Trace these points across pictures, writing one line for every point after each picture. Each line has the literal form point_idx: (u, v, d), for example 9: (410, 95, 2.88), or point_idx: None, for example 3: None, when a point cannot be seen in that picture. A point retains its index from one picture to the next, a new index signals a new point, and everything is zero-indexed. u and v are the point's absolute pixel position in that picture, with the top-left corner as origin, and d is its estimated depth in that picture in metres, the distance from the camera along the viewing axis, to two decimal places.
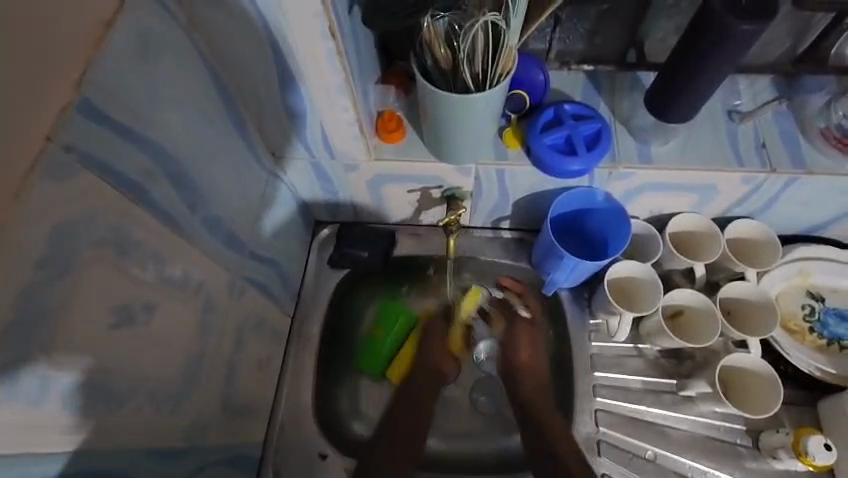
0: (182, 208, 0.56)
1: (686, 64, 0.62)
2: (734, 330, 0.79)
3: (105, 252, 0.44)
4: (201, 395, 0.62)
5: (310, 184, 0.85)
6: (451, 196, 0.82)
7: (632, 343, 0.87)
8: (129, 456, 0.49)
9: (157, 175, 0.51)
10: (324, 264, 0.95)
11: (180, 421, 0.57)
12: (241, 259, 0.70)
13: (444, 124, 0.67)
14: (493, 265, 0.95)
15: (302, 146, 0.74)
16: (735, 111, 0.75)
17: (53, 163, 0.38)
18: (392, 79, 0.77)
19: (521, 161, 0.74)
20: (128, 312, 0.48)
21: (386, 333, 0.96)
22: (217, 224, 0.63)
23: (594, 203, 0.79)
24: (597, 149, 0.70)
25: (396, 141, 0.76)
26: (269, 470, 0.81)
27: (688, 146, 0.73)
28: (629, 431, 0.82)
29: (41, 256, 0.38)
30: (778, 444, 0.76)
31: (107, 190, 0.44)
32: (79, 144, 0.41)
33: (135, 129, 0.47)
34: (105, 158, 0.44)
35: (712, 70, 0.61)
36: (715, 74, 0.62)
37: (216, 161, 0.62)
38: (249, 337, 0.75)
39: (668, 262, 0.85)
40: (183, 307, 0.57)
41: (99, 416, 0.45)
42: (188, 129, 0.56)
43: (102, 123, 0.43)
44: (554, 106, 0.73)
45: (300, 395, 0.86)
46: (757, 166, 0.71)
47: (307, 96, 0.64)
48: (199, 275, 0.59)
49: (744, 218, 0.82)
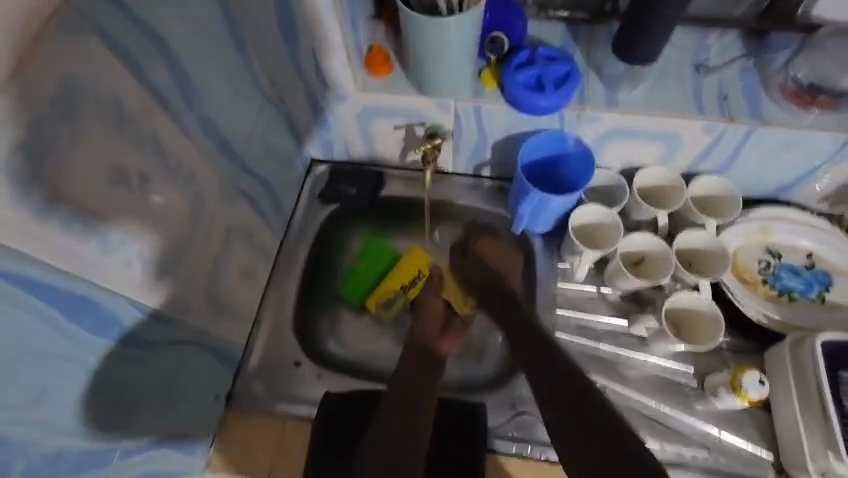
0: (181, 102, 0.63)
1: (640, 5, 0.67)
2: (686, 272, 0.83)
3: (108, 116, 0.52)
4: (186, 277, 0.69)
5: (305, 116, 0.92)
6: (434, 133, 0.88)
7: (595, 286, 0.93)
8: (117, 301, 0.56)
9: (159, 64, 0.58)
10: (315, 197, 1.03)
11: (165, 294, 0.65)
12: (232, 168, 0.77)
13: (422, 53, 0.74)
14: (471, 210, 1.01)
15: (296, 73, 0.81)
16: (703, 65, 0.79)
17: (66, 22, 0.45)
18: (385, 19, 0.84)
19: (496, 99, 0.79)
20: (124, 174, 0.55)
21: (368, 267, 1.01)
22: (211, 127, 0.70)
23: (565, 147, 0.84)
24: (565, 88, 0.75)
25: (383, 75, 0.83)
26: (247, 371, 0.89)
27: (654, 94, 0.78)
28: (582, 364, 0.88)
29: (54, 99, 0.45)
30: (718, 382, 0.81)
31: (114, 62, 0.52)
32: (93, 14, 0.48)
33: (142, 18, 0.55)
34: (114, 34, 0.51)
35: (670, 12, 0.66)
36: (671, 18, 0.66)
37: (215, 70, 0.69)
38: (237, 244, 0.83)
39: (634, 212, 0.89)
40: (175, 191, 0.64)
41: (97, 257, 0.53)
42: (191, 32, 0.63)
43: (113, 2, 0.50)
44: (530, 48, 0.78)
45: (282, 308, 0.94)
46: (716, 114, 0.76)
47: (300, 17, 0.70)
48: (192, 168, 0.67)
49: (709, 173, 0.87)
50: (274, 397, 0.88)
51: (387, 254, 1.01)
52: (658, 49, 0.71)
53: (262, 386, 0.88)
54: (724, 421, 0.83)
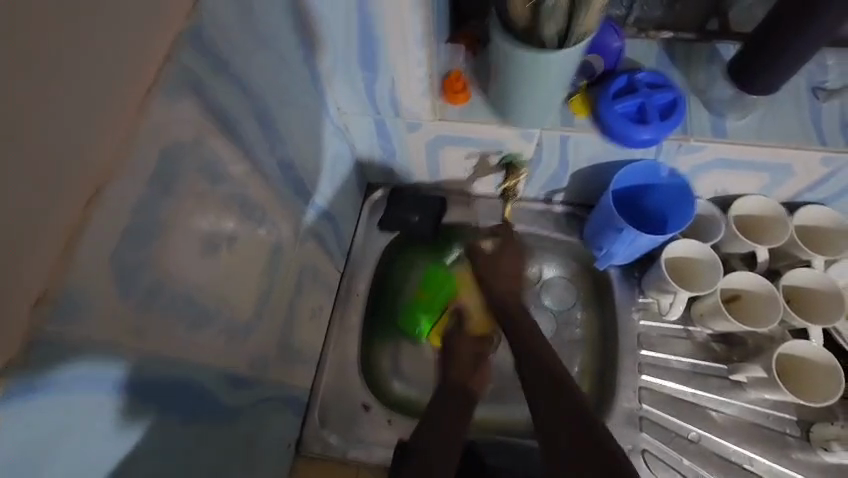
0: (263, 148, 0.58)
1: (774, 34, 0.61)
2: (794, 317, 0.77)
3: (202, 180, 0.46)
4: (263, 332, 0.64)
5: (369, 142, 0.86)
6: (509, 162, 0.82)
7: (682, 324, 0.86)
8: (209, 373, 0.51)
9: (247, 113, 0.52)
10: (374, 224, 0.97)
11: (248, 353, 0.60)
12: (302, 209, 0.72)
13: (514, 84, 0.67)
14: (542, 238, 0.94)
15: (368, 102, 0.75)
16: (820, 88, 0.71)
17: (169, 85, 0.40)
18: (461, 40, 0.77)
19: (587, 128, 0.73)
20: (215, 241, 0.50)
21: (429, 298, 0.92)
22: (288, 170, 0.65)
23: (658, 178, 0.78)
24: (670, 119, 0.69)
25: (461, 102, 0.76)
26: (314, 416, 0.83)
27: (768, 122, 0.70)
28: (672, 410, 0.81)
29: (154, 172, 0.40)
30: (832, 436, 0.75)
31: (207, 119, 0.46)
32: (191, 70, 0.42)
33: (231, 65, 0.49)
34: (208, 87, 0.45)
35: (802, 49, 0.61)
36: (801, 55, 0.61)
37: (292, 108, 0.63)
38: (307, 286, 0.77)
39: (727, 244, 0.82)
40: (255, 245, 0.59)
41: (190, 335, 0.48)
42: (273, 72, 0.57)
43: (208, 52, 0.44)
44: (627, 73, 0.71)
45: (345, 347, 0.89)
46: (841, 147, 0.68)
47: (383, 47, 0.64)
48: (270, 218, 0.61)
49: (815, 203, 0.79)
50: (344, 443, 0.83)
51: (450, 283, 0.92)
52: (781, 82, 0.65)
53: (331, 432, 0.83)
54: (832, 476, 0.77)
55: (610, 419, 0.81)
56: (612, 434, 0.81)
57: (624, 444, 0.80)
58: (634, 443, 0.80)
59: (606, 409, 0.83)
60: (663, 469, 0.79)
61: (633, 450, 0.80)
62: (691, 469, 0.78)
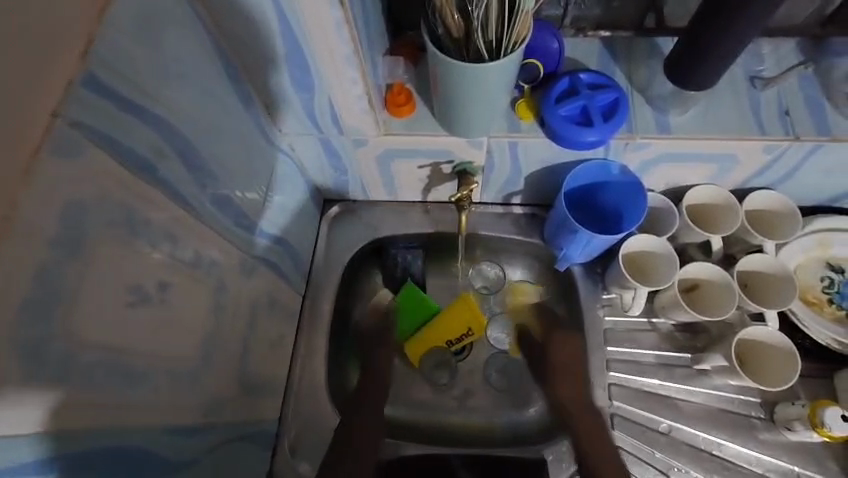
0: (193, 185, 0.55)
1: (699, 37, 0.62)
2: (749, 301, 0.78)
3: (120, 233, 0.44)
4: (214, 372, 0.62)
5: (318, 160, 0.83)
6: (463, 171, 0.80)
7: (646, 317, 0.86)
8: (146, 433, 0.49)
9: (165, 153, 0.49)
10: (332, 242, 0.94)
11: (192, 401, 0.57)
12: (248, 240, 0.69)
13: (453, 96, 0.66)
14: (503, 242, 0.93)
15: (310, 122, 0.72)
16: (758, 77, 0.72)
17: (63, 142, 0.37)
18: (401, 50, 0.75)
19: (534, 132, 0.72)
20: (144, 291, 0.47)
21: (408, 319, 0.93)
22: (225, 201, 0.62)
23: (609, 176, 0.77)
24: (614, 119, 0.68)
25: (405, 114, 0.74)
26: (285, 446, 0.82)
27: (708, 115, 0.71)
28: (641, 405, 0.82)
29: (55, 235, 0.37)
30: (794, 416, 0.76)
31: (117, 168, 0.43)
32: (88, 120, 0.39)
33: (143, 105, 0.46)
34: (113, 134, 0.42)
35: (724, 53, 0.62)
36: (724, 58, 0.63)
37: (223, 137, 0.60)
38: (262, 315, 0.75)
39: (683, 235, 0.83)
40: (195, 287, 0.56)
41: (119, 395, 0.45)
42: (194, 105, 0.54)
43: (106, 97, 0.41)
44: (569, 75, 0.71)
45: (314, 372, 0.86)
46: (780, 134, 0.69)
47: (314, 68, 0.61)
48: (210, 254, 0.59)
49: (763, 189, 0.80)
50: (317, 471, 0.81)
51: (424, 301, 0.92)
52: (707, 84, 0.66)
53: (304, 461, 0.81)
54: (797, 453, 0.79)
55: (582, 418, 0.82)
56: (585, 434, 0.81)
57: (597, 443, 0.80)
58: None
59: (577, 409, 0.83)
60: (637, 463, 0.80)
61: None
62: (664, 461, 0.79)
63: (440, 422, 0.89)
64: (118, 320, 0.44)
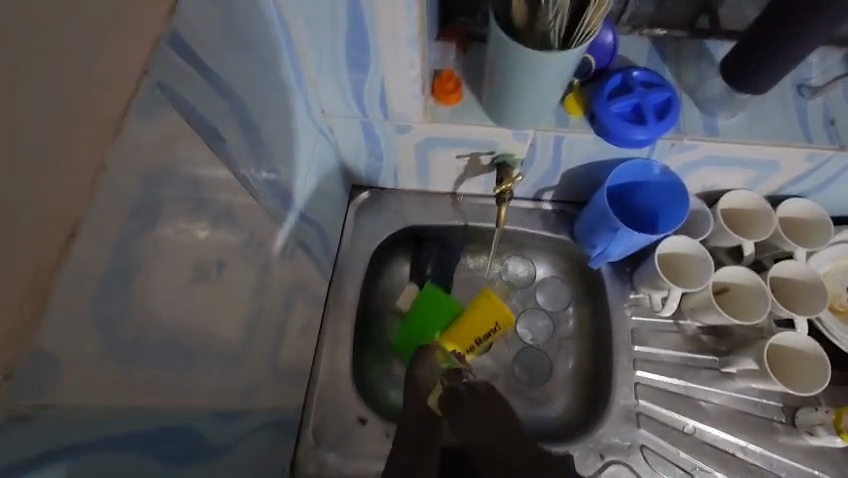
0: (249, 160, 0.53)
1: (761, 42, 0.62)
2: (781, 307, 0.79)
3: (188, 204, 0.42)
4: (255, 355, 0.60)
5: (355, 145, 0.82)
6: (502, 163, 0.79)
7: (673, 318, 0.87)
8: (199, 414, 0.47)
9: (228, 124, 0.47)
10: (359, 228, 0.92)
11: (235, 383, 0.55)
12: (289, 221, 0.67)
13: (509, 85, 0.65)
14: (532, 237, 0.93)
15: (357, 104, 0.71)
16: (805, 85, 0.73)
17: (147, 103, 0.35)
18: (450, 37, 0.74)
19: (582, 128, 0.71)
20: (203, 266, 0.45)
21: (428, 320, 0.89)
22: (274, 179, 0.60)
23: (650, 176, 0.77)
24: (665, 119, 0.68)
25: (452, 102, 0.73)
26: (309, 433, 0.80)
27: (755, 120, 0.71)
28: (667, 405, 0.83)
29: (135, 201, 0.35)
30: (817, 421, 0.78)
31: (190, 135, 0.41)
32: (169, 82, 0.37)
33: (216, 72, 0.44)
34: (189, 99, 0.40)
35: (784, 60, 0.63)
36: (783, 65, 0.63)
37: (277, 114, 0.59)
38: (296, 299, 0.73)
39: (715, 238, 0.83)
40: (245, 266, 0.54)
41: (178, 375, 0.43)
42: (255, 76, 0.52)
43: (188, 62, 0.39)
44: (621, 72, 0.70)
45: (338, 359, 0.85)
46: (825, 143, 0.70)
47: (374, 47, 0.60)
48: (259, 233, 0.57)
49: (796, 197, 0.81)
50: (340, 459, 0.79)
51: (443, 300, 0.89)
52: (762, 89, 0.67)
53: (328, 450, 0.80)
54: (817, 458, 0.80)
55: (609, 416, 0.82)
56: (611, 431, 0.81)
57: (623, 441, 0.81)
58: (632, 440, 0.81)
59: (602, 407, 0.83)
60: (661, 462, 0.80)
61: (632, 447, 0.81)
62: (687, 461, 0.80)
63: None
64: (182, 295, 0.42)
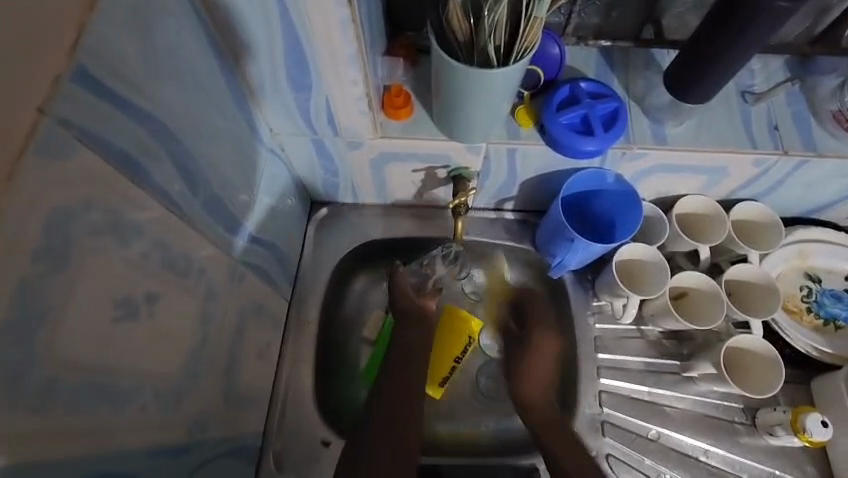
0: (184, 188, 0.51)
1: (702, 54, 0.63)
2: (736, 311, 0.80)
3: (108, 241, 0.40)
4: (202, 386, 0.58)
5: (309, 162, 0.80)
6: (458, 176, 0.79)
7: (635, 324, 0.87)
8: (133, 457, 0.45)
9: (156, 153, 0.46)
10: (320, 245, 0.91)
11: (180, 419, 0.53)
12: (237, 244, 0.65)
13: (456, 101, 0.64)
14: (495, 248, 0.92)
15: (305, 122, 0.69)
16: (749, 92, 0.74)
17: (50, 144, 0.33)
18: (399, 51, 0.73)
19: (534, 140, 0.71)
20: (131, 304, 0.43)
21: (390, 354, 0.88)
22: (216, 203, 0.58)
23: (604, 185, 0.77)
24: (614, 129, 0.68)
25: (403, 118, 0.72)
26: (270, 459, 0.78)
27: (702, 128, 0.72)
28: (632, 412, 0.83)
29: (38, 247, 0.33)
30: (775, 421, 0.79)
31: (107, 170, 0.39)
32: (77, 118, 0.35)
33: (137, 102, 0.42)
34: (104, 133, 0.38)
35: (723, 70, 0.63)
36: (723, 75, 0.64)
37: (216, 137, 0.57)
38: (250, 324, 0.71)
39: (671, 244, 0.84)
40: (184, 296, 0.52)
41: (104, 419, 0.41)
42: (188, 102, 0.50)
43: (99, 94, 0.38)
44: (570, 83, 0.71)
45: (300, 381, 0.83)
46: (770, 148, 0.71)
47: (314, 66, 0.59)
48: (199, 261, 0.55)
49: (747, 200, 0.82)
50: None
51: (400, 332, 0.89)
52: (704, 99, 0.68)
53: (291, 475, 0.78)
54: (778, 457, 0.81)
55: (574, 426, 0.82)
56: None
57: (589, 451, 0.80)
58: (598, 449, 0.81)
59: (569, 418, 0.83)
60: (627, 471, 0.80)
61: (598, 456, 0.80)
62: (653, 468, 0.80)
63: (430, 431, 0.87)
64: (104, 336, 0.40)
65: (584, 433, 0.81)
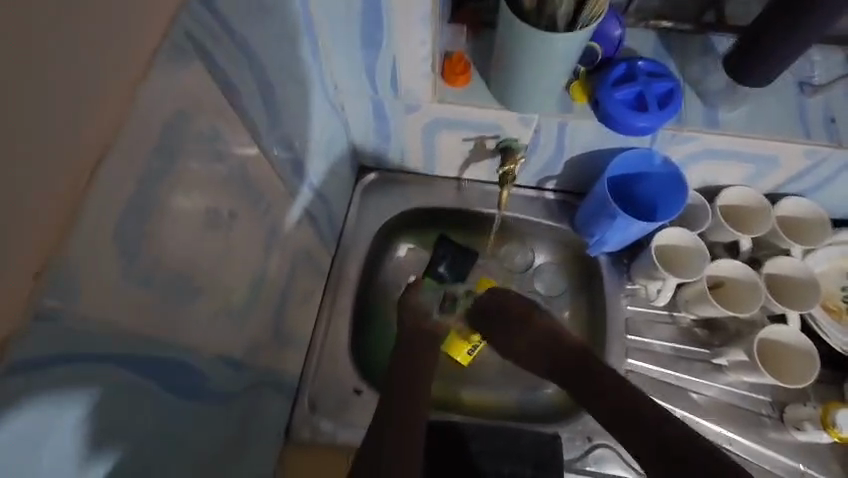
0: (263, 122, 0.55)
1: (765, 37, 0.64)
2: (774, 302, 0.80)
3: (204, 152, 0.45)
4: (259, 312, 0.62)
5: (365, 123, 0.84)
6: (506, 147, 0.81)
7: (668, 309, 0.88)
8: (204, 355, 0.49)
9: (246, 84, 0.50)
10: (365, 207, 0.95)
11: (240, 335, 0.58)
12: (297, 188, 0.69)
13: (517, 68, 0.67)
14: (533, 225, 0.94)
15: (368, 81, 0.73)
16: (808, 83, 0.74)
17: (172, 49, 0.38)
18: (462, 22, 0.77)
19: (586, 115, 0.73)
20: (216, 214, 0.48)
21: None
22: (286, 144, 0.62)
23: (651, 166, 0.79)
24: (667, 108, 0.70)
25: (461, 84, 0.75)
26: (305, 401, 0.82)
27: (757, 115, 0.73)
28: (658, 394, 0.84)
29: (158, 139, 0.38)
30: (804, 416, 0.79)
31: (210, 87, 0.44)
32: (194, 35, 0.40)
33: (237, 32, 0.47)
34: (210, 53, 0.43)
35: (787, 52, 0.64)
36: (786, 57, 0.65)
37: (291, 81, 0.61)
38: (300, 267, 0.76)
39: (713, 233, 0.85)
40: (254, 223, 0.57)
41: (186, 313, 0.46)
42: (274, 43, 0.55)
43: (211, 17, 0.42)
44: (627, 61, 0.72)
45: (337, 332, 0.87)
46: (824, 140, 0.71)
47: (388, 22, 0.62)
48: (268, 193, 0.59)
49: (795, 196, 0.82)
50: (336, 427, 0.81)
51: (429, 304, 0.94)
52: (763, 82, 0.69)
53: (324, 417, 0.82)
54: (803, 453, 0.81)
55: None
56: None
57: None
58: None
59: None
60: None
61: None
62: None
63: (456, 393, 0.90)
64: (193, 237, 0.45)
65: None
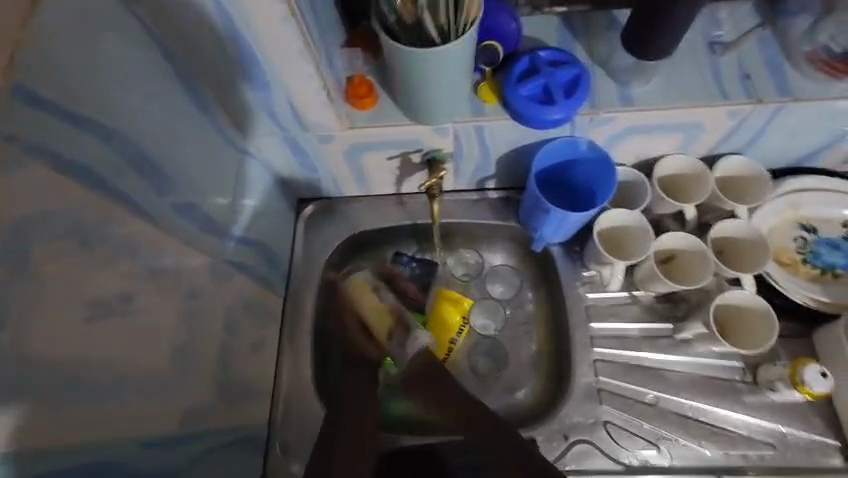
0: (150, 194, 0.54)
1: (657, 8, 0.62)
2: (726, 268, 0.78)
3: (73, 247, 0.44)
4: (191, 379, 0.61)
5: (285, 160, 0.82)
6: (432, 159, 0.79)
7: (626, 290, 0.86)
8: (120, 444, 0.48)
9: (119, 163, 0.49)
10: (309, 241, 0.92)
11: (170, 409, 0.56)
12: (216, 245, 0.68)
13: (413, 85, 0.65)
14: (481, 227, 0.92)
15: (271, 121, 0.71)
16: (717, 42, 0.72)
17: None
18: (358, 42, 0.75)
19: (498, 115, 0.71)
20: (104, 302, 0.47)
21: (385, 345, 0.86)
22: (188, 206, 0.61)
23: (577, 153, 0.77)
24: (576, 94, 0.68)
25: (368, 107, 0.73)
26: (276, 449, 0.80)
27: (670, 84, 0.71)
28: (628, 378, 0.82)
29: None
30: (775, 377, 0.78)
31: (62, 182, 0.42)
32: (27, 135, 0.39)
33: (89, 116, 0.45)
34: (56, 145, 0.42)
35: (675, 23, 0.63)
36: (677, 30, 0.64)
37: (180, 142, 0.60)
38: (240, 319, 0.74)
39: (655, 207, 0.83)
40: (161, 296, 0.56)
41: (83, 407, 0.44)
42: (145, 112, 0.53)
43: (48, 112, 0.41)
44: (529, 54, 0.70)
45: (298, 374, 0.85)
46: (742, 98, 0.69)
47: (267, 64, 0.61)
48: (174, 263, 0.58)
49: (732, 154, 0.80)
50: None
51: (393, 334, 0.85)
52: (663, 55, 0.67)
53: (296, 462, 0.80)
54: (783, 413, 0.80)
55: (570, 396, 0.82)
56: (574, 411, 0.81)
57: (586, 419, 0.81)
58: (595, 416, 0.81)
59: (565, 388, 0.83)
60: (627, 436, 0.80)
61: (596, 424, 0.81)
62: (652, 432, 0.80)
63: None
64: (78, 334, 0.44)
65: (580, 402, 0.81)
